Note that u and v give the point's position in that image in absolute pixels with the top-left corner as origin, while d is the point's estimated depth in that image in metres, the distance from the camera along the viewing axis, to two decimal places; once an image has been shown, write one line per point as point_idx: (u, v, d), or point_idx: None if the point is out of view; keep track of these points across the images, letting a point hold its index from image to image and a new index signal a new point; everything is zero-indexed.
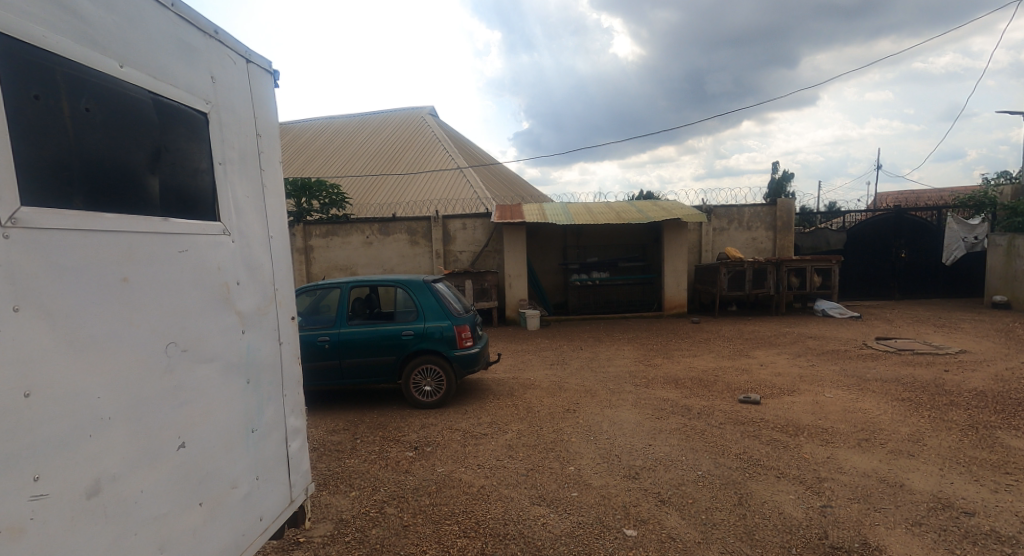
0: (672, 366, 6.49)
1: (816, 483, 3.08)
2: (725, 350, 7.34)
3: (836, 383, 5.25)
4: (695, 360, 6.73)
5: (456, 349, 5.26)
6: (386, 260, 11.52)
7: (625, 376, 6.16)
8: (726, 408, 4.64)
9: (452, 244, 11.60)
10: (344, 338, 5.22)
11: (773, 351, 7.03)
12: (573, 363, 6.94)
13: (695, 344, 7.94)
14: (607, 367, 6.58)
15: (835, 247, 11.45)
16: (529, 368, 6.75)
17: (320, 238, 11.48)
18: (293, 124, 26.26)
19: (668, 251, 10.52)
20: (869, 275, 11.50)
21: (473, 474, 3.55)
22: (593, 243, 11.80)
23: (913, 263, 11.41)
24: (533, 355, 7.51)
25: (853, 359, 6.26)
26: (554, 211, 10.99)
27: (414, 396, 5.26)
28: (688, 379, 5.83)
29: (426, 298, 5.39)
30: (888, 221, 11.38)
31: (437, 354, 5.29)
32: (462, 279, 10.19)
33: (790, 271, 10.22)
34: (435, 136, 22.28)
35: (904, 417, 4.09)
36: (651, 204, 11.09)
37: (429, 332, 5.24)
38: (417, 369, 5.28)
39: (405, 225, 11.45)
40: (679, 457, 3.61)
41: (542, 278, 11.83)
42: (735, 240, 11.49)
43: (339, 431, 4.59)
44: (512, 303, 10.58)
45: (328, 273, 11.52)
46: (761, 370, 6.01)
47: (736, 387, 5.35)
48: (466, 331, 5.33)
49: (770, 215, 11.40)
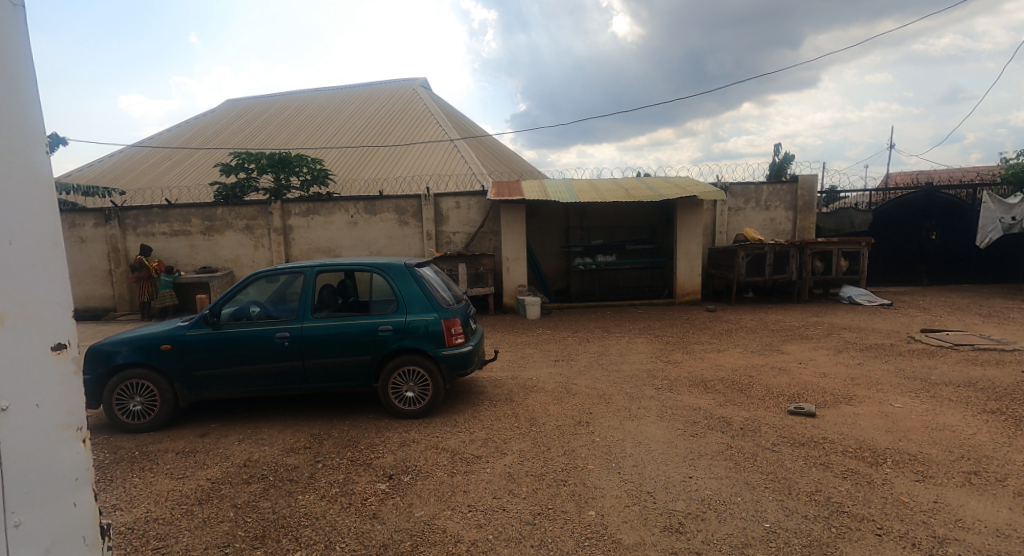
0: (696, 365, 5.62)
1: (936, 548, 2.22)
2: (753, 344, 6.48)
3: (898, 388, 4.40)
4: (721, 357, 5.87)
5: (443, 347, 4.38)
6: (372, 241, 10.56)
7: (643, 377, 5.28)
8: (776, 422, 3.77)
9: (445, 224, 10.64)
10: (309, 334, 4.30)
11: (809, 346, 6.18)
12: (580, 359, 6.08)
13: (716, 336, 7.08)
14: (620, 366, 5.73)
15: (861, 228, 10.56)
16: (529, 366, 5.87)
17: (299, 217, 10.49)
18: (275, 97, 24.78)
19: (680, 232, 9.61)
20: (895, 259, 10.68)
21: (461, 522, 2.68)
22: (597, 223, 10.86)
23: (943, 246, 10.56)
24: (534, 350, 6.63)
25: (906, 357, 5.42)
26: (556, 187, 10.05)
27: (392, 404, 4.37)
28: (719, 382, 4.95)
29: (410, 287, 4.51)
30: (918, 200, 10.50)
31: (421, 353, 4.40)
32: (455, 263, 9.30)
33: (814, 255, 9.36)
34: (427, 108, 21.03)
35: (1009, 439, 3.24)
36: (662, 181, 10.14)
37: (412, 326, 4.35)
38: (398, 371, 4.38)
39: (393, 203, 10.48)
40: (733, 499, 2.74)
41: (542, 262, 10.92)
42: (752, 220, 10.59)
43: (299, 451, 3.73)
44: (510, 290, 9.67)
45: (310, 255, 10.55)
46: (802, 369, 5.16)
47: (779, 392, 4.50)
48: (457, 326, 4.49)
49: (791, 194, 10.50)
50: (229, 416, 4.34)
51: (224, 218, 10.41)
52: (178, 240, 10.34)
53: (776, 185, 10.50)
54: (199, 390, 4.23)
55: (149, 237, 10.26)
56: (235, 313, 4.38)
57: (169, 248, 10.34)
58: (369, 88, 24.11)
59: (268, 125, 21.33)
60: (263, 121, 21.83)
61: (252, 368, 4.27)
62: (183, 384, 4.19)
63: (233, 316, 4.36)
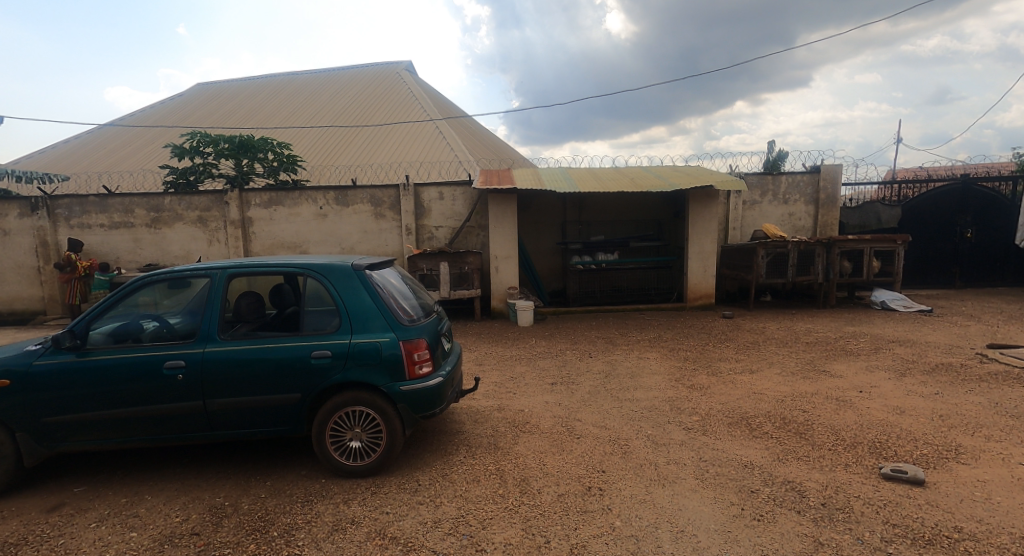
0: (728, 393, 4.48)
1: None
2: (790, 361, 5.38)
3: (1013, 432, 3.30)
4: (757, 382, 4.74)
5: (402, 380, 3.20)
6: (343, 236, 9.33)
7: (665, 410, 4.13)
8: (871, 495, 2.64)
9: (426, 218, 9.43)
10: (213, 364, 3.07)
11: (860, 366, 5.07)
12: (584, 383, 4.94)
13: (742, 350, 5.97)
14: (635, 393, 4.60)
15: (889, 225, 9.52)
16: (520, 392, 4.72)
17: (260, 208, 9.22)
18: (251, 80, 23.23)
19: (693, 226, 8.47)
20: (925, 258, 9.67)
21: None
22: (597, 218, 9.73)
23: (979, 244, 9.55)
24: (526, 369, 5.46)
25: (993, 383, 4.33)
26: (552, 176, 8.89)
27: (331, 458, 3.18)
28: (764, 418, 3.84)
29: (358, 297, 3.31)
30: (953, 193, 9.46)
31: (371, 389, 3.21)
32: (436, 261, 8.13)
33: (843, 254, 8.28)
34: (412, 92, 19.64)
35: None
36: (672, 169, 8.98)
37: (359, 352, 3.16)
38: (339, 414, 3.18)
39: (367, 192, 9.25)
40: None
41: (536, 260, 9.76)
42: (768, 215, 9.51)
43: (179, 543, 2.52)
44: (498, 293, 8.50)
45: (272, 251, 9.31)
46: (868, 401, 4.06)
47: (853, 437, 3.38)
48: (422, 351, 3.29)
49: (812, 186, 9.42)
50: (104, 474, 3.14)
51: (174, 208, 9.12)
52: (119, 233, 9.02)
53: (796, 175, 9.41)
54: (57, 441, 3.03)
55: (85, 229, 8.94)
56: (117, 332, 3.18)
57: (110, 242, 9.02)
58: (350, 71, 22.66)
59: (241, 108, 19.85)
60: (235, 105, 20.30)
61: (132, 410, 3.04)
62: (32, 434, 2.99)
63: (113, 335, 3.15)
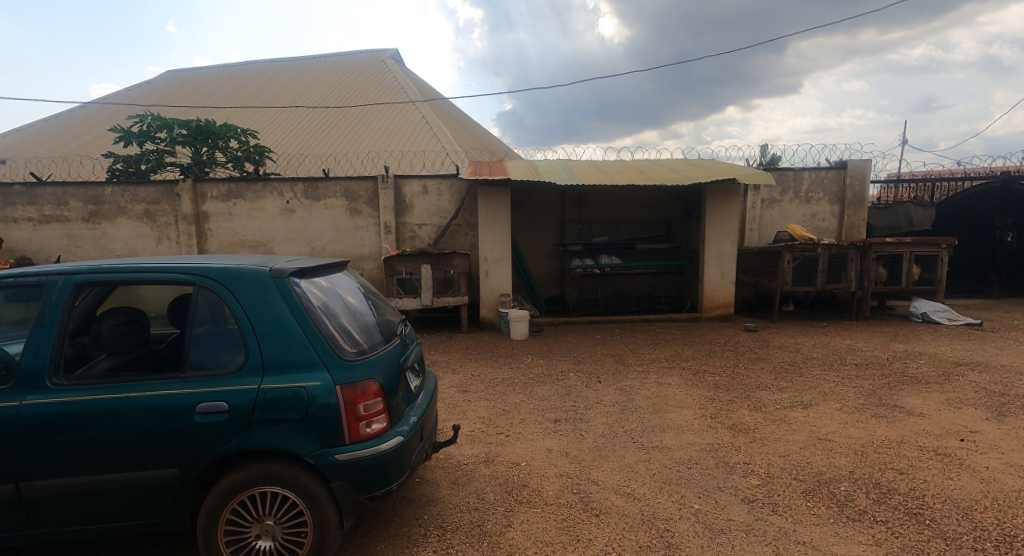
0: (785, 439, 3.44)
1: None
2: (847, 390, 4.36)
3: None
4: (817, 422, 3.71)
5: (338, 447, 2.10)
6: (314, 233, 8.20)
7: (710, 467, 3.07)
8: None
9: (408, 214, 8.32)
10: (32, 425, 1.96)
11: (939, 400, 4.06)
12: (597, 421, 3.88)
13: (782, 374, 4.94)
14: (664, 437, 3.54)
15: (920, 227, 8.62)
16: (515, 436, 3.64)
17: (217, 201, 8.05)
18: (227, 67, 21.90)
19: (710, 226, 7.45)
20: (959, 265, 8.78)
21: None
22: (600, 216, 8.70)
23: (1019, 249, 8.65)
24: (521, 400, 4.38)
25: None
26: (550, 167, 7.83)
27: None
28: (851, 483, 2.80)
29: (275, 319, 2.20)
30: (993, 192, 8.54)
31: (292, 458, 2.11)
32: (417, 264, 7.04)
33: (879, 259, 7.30)
34: (397, 81, 18.43)
35: None
36: (685, 162, 7.94)
37: (271, 402, 2.06)
38: (242, 499, 2.08)
39: (340, 185, 8.13)
40: None
41: (531, 263, 8.70)
42: (789, 215, 8.53)
43: None
44: (488, 300, 7.42)
45: (230, 251, 8.14)
46: (980, 455, 3.04)
47: (999, 525, 2.33)
48: (371, 400, 2.19)
49: (838, 183, 8.45)
50: None
51: (116, 201, 7.92)
52: (51, 228, 7.82)
53: (820, 171, 8.43)
54: None
55: (11, 224, 7.75)
56: None
57: (40, 239, 7.82)
58: (333, 59, 21.41)
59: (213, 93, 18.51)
60: (208, 90, 18.95)
61: None
62: None
63: None
